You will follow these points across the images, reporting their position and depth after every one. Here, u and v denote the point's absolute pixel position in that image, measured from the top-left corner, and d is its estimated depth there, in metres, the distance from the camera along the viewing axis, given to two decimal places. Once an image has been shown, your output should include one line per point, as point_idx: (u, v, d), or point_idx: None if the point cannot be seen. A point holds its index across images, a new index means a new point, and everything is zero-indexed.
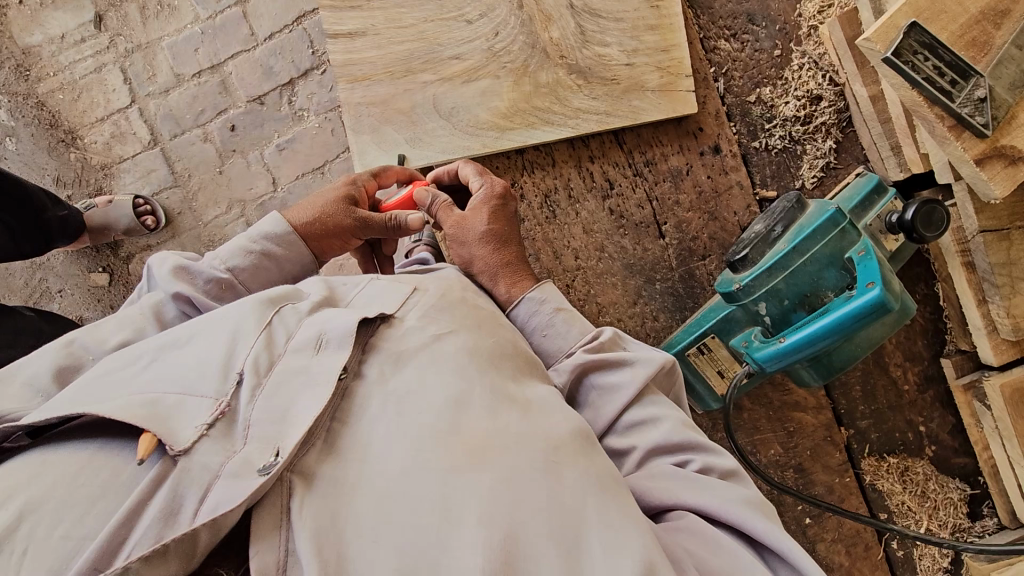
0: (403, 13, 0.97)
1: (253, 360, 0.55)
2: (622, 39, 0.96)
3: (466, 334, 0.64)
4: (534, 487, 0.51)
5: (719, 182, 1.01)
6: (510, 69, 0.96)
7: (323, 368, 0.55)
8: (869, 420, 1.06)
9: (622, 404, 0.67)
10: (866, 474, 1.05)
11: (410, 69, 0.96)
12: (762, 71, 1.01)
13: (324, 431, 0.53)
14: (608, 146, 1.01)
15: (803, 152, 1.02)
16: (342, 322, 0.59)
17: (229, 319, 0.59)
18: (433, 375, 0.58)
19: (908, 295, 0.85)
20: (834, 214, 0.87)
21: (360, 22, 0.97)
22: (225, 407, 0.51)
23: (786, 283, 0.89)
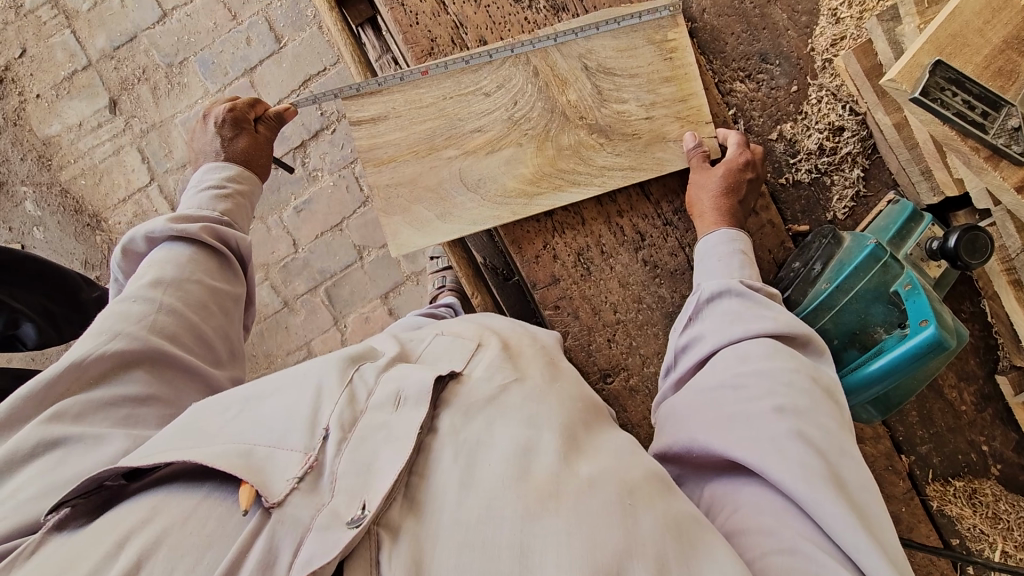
0: (421, 93, 0.98)
1: (337, 417, 0.60)
2: (639, 94, 0.97)
3: (529, 381, 0.70)
4: (606, 539, 0.53)
5: (750, 223, 1.00)
6: (531, 136, 0.97)
7: (403, 425, 0.60)
8: (929, 444, 1.04)
9: (744, 334, 0.76)
10: (933, 500, 1.03)
11: (433, 146, 0.98)
12: (781, 108, 1.01)
13: (404, 485, 0.58)
14: (635, 198, 1.01)
15: (831, 183, 1.01)
16: (413, 383, 0.65)
17: (313, 375, 0.66)
18: (501, 424, 0.63)
19: (961, 322, 0.84)
20: (874, 248, 0.88)
21: (381, 107, 0.98)
22: (313, 461, 0.57)
23: (833, 322, 0.89)
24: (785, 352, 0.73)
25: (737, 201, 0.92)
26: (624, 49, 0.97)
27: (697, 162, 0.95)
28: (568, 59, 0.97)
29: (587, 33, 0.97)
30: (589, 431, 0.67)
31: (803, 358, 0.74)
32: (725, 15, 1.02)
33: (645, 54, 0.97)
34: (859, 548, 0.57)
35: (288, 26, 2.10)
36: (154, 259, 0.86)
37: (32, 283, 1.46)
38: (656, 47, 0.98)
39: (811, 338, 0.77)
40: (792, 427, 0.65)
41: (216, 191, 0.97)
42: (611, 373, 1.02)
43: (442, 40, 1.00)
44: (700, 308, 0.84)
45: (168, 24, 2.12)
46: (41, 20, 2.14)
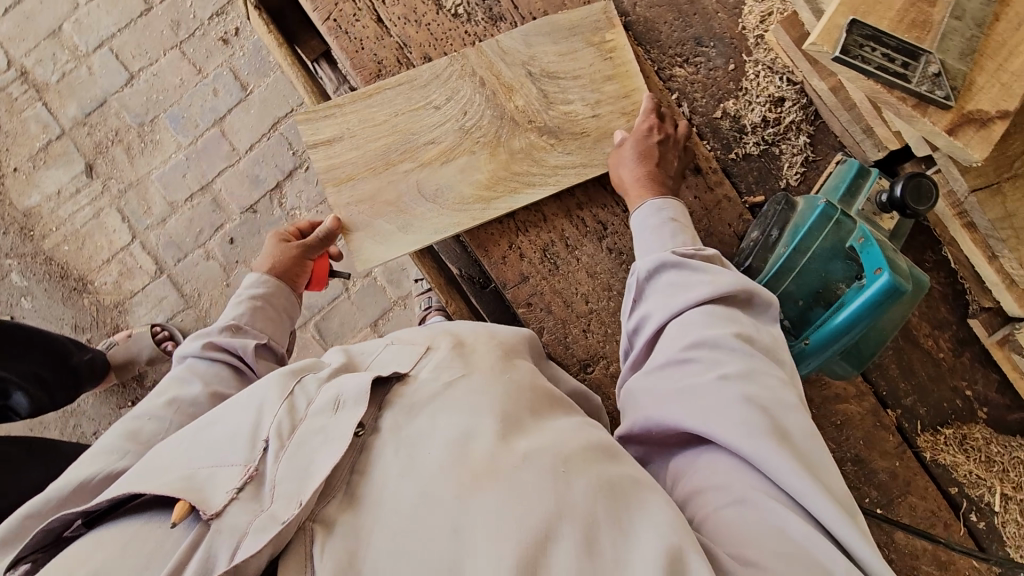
0: (374, 111, 1.01)
1: (276, 429, 0.68)
2: (584, 94, 1.00)
3: (472, 372, 0.77)
4: (535, 514, 0.59)
5: (707, 200, 1.03)
6: (483, 144, 1.00)
7: (339, 427, 0.68)
8: (914, 395, 1.04)
9: (684, 303, 0.77)
10: (925, 452, 1.04)
11: (389, 160, 1.01)
12: (722, 87, 1.05)
13: (345, 483, 0.65)
14: (593, 191, 1.04)
15: (780, 152, 1.04)
16: (351, 387, 0.73)
17: (256, 396, 0.74)
18: (441, 416, 0.70)
19: (919, 270, 0.87)
20: (825, 208, 0.90)
21: (337, 128, 1.02)
22: (253, 471, 0.64)
23: (796, 284, 0.91)
24: (724, 316, 0.75)
25: (659, 173, 0.95)
26: (565, 55, 1.01)
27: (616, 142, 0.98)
28: (512, 66, 1.00)
29: (527, 41, 1.01)
30: (535, 414, 0.74)
31: (743, 318, 0.75)
32: (656, 6, 1.06)
33: (586, 56, 1.01)
34: (805, 495, 0.59)
35: (252, 73, 2.16)
36: (176, 376, 0.91)
37: (27, 351, 1.47)
38: (596, 50, 1.01)
39: (750, 292, 0.77)
40: (733, 390, 0.66)
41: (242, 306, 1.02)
42: (590, 363, 1.03)
43: (388, 61, 1.03)
44: (644, 288, 0.86)
45: (135, 85, 2.17)
46: (12, 97, 2.20)
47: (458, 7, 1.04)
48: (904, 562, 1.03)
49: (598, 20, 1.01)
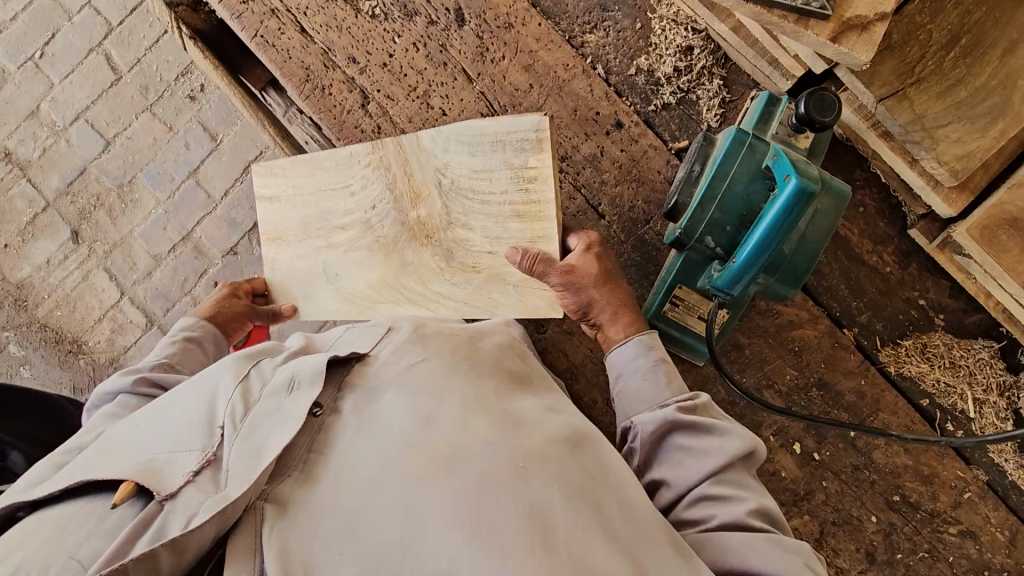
0: (302, 181, 1.08)
1: (231, 414, 0.72)
2: (485, 224, 0.97)
3: (437, 358, 0.81)
4: (498, 495, 0.62)
5: (633, 151, 1.07)
6: (380, 243, 1.05)
7: (294, 407, 0.71)
8: (868, 312, 1.05)
9: (700, 471, 0.75)
10: (889, 366, 1.04)
11: (307, 232, 1.09)
12: (633, 46, 1.09)
13: (302, 462, 0.68)
14: None
15: (697, 98, 1.08)
16: (306, 367, 0.76)
17: (212, 382, 0.78)
18: (406, 394, 0.74)
19: (839, 180, 0.92)
20: (737, 133, 0.92)
21: (272, 188, 1.10)
22: (211, 455, 0.67)
23: (721, 211, 0.92)
24: (736, 479, 0.75)
25: (584, 304, 0.95)
26: (481, 172, 0.96)
27: (545, 258, 0.94)
28: (425, 171, 1.00)
29: (446, 147, 0.98)
30: (502, 396, 0.77)
31: (749, 478, 0.76)
32: None
33: (500, 177, 0.95)
34: None
35: (220, 126, 2.26)
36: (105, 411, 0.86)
37: None
38: (513, 172, 0.94)
39: (756, 461, 0.78)
40: (766, 538, 0.68)
41: (172, 344, 1.01)
42: (544, 321, 1.08)
43: (315, 65, 1.09)
44: (647, 448, 0.82)
45: (111, 150, 2.28)
46: None
47: (374, 7, 1.09)
48: (887, 482, 1.01)
49: (524, 135, 0.93)
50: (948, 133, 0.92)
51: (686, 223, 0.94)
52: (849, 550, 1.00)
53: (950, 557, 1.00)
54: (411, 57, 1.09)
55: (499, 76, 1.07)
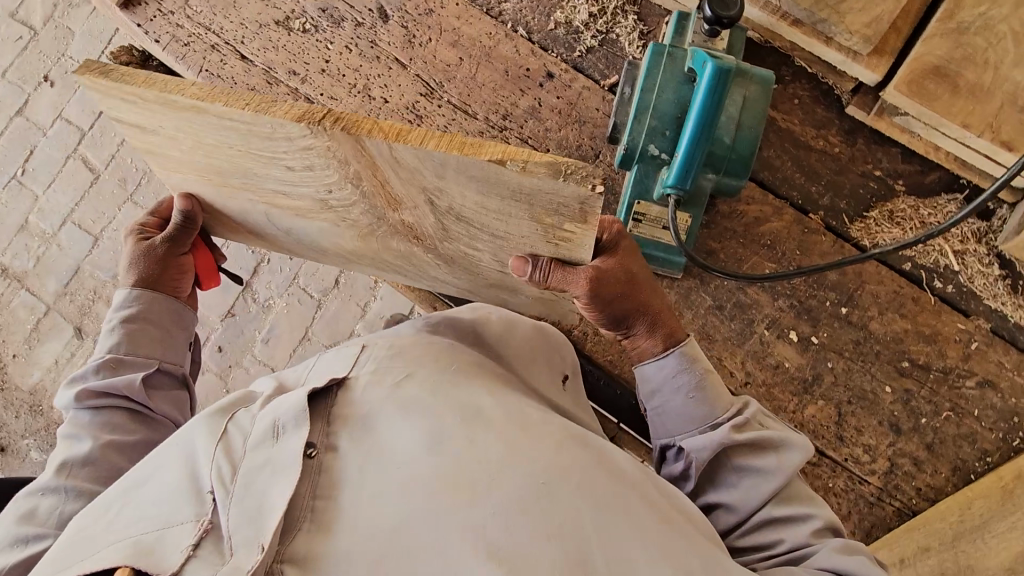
0: (181, 101, 0.67)
1: (218, 476, 0.62)
2: (495, 249, 0.84)
3: (426, 371, 0.74)
4: (533, 522, 0.61)
5: (569, 96, 1.12)
6: (353, 224, 0.88)
7: (285, 455, 0.63)
8: (829, 194, 1.07)
9: (760, 492, 0.79)
10: (863, 240, 1.04)
11: (228, 181, 0.86)
12: (547, 4, 1.15)
13: (309, 511, 0.60)
14: (467, 124, 1.12)
15: (618, 36, 1.14)
16: (286, 406, 0.67)
17: (186, 442, 0.67)
18: (403, 416, 0.67)
19: (760, 68, 0.96)
20: (655, 47, 0.98)
21: (153, 120, 0.74)
22: (207, 523, 0.58)
23: (657, 119, 0.96)
24: (794, 494, 0.80)
25: (615, 313, 0.88)
26: (495, 210, 0.71)
27: (574, 277, 0.81)
28: (409, 184, 0.70)
29: (445, 174, 0.66)
30: (504, 406, 0.72)
31: (806, 490, 0.81)
32: None
33: (521, 224, 0.73)
34: None
35: None
36: (67, 436, 0.90)
37: None
38: (543, 228, 0.73)
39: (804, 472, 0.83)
40: (835, 548, 0.73)
41: (111, 329, 0.95)
42: None
43: (260, 85, 1.16)
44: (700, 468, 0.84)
45: (100, 245, 2.36)
46: None
47: (305, 24, 1.17)
48: (892, 350, 1.00)
49: (563, 202, 0.64)
50: (852, 5, 0.96)
51: (630, 141, 0.98)
52: (873, 425, 0.98)
53: (975, 411, 0.98)
54: (346, 59, 1.16)
55: (430, 57, 1.14)
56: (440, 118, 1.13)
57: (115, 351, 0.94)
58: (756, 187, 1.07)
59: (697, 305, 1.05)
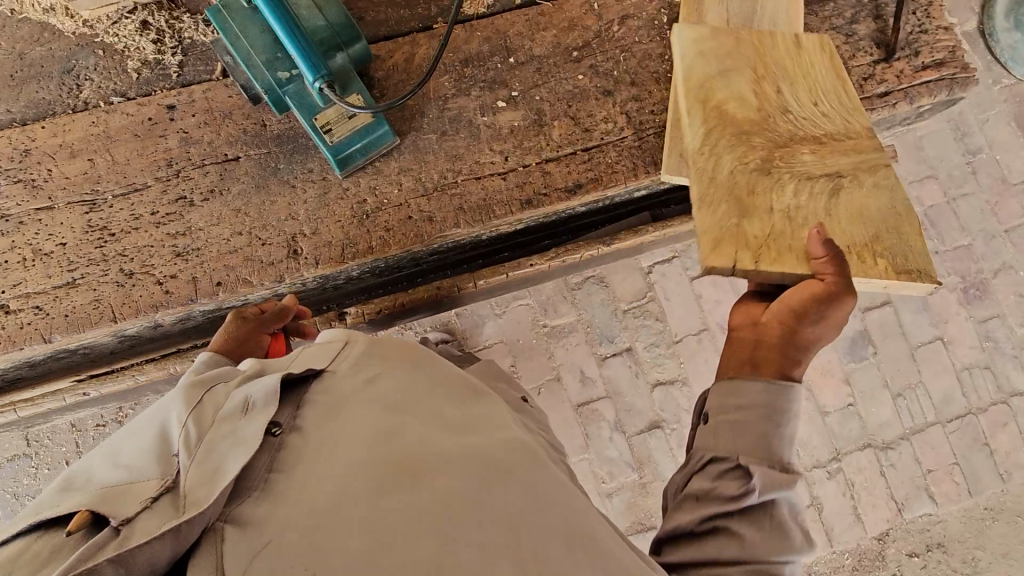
0: (812, 99, 1.09)
1: (186, 438, 0.70)
2: (807, 194, 0.98)
3: (393, 372, 0.88)
4: (468, 507, 0.69)
5: (200, 107, 1.15)
6: (766, 149, 1.01)
7: (246, 429, 0.72)
8: (432, 3, 1.22)
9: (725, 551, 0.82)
10: (478, 8, 1.22)
11: (759, 128, 1.03)
12: (115, 64, 1.16)
13: (262, 481, 0.70)
14: (146, 195, 1.11)
15: (189, 36, 1.17)
16: (262, 387, 0.78)
17: (160, 416, 0.75)
18: (370, 409, 0.80)
19: None
20: (212, 8, 1.04)
21: (821, 94, 1.10)
22: (170, 481, 0.65)
23: (264, 53, 1.04)
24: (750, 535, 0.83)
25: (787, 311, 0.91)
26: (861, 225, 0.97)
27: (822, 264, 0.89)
28: (811, 165, 1.01)
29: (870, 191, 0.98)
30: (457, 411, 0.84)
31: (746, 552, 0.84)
32: (17, 92, 1.14)
33: (796, 195, 0.97)
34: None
35: None
36: None
37: None
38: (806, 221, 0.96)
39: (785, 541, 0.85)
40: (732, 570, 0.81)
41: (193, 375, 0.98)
42: (295, 247, 1.10)
43: None
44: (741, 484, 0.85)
45: None
46: None
47: None
48: (561, 52, 1.20)
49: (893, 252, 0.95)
50: None
51: (262, 83, 1.05)
52: (596, 104, 1.18)
53: (635, 39, 1.22)
54: None
55: (64, 180, 1.10)
56: (121, 212, 1.10)
57: None
58: (385, 42, 1.20)
59: (430, 145, 1.15)
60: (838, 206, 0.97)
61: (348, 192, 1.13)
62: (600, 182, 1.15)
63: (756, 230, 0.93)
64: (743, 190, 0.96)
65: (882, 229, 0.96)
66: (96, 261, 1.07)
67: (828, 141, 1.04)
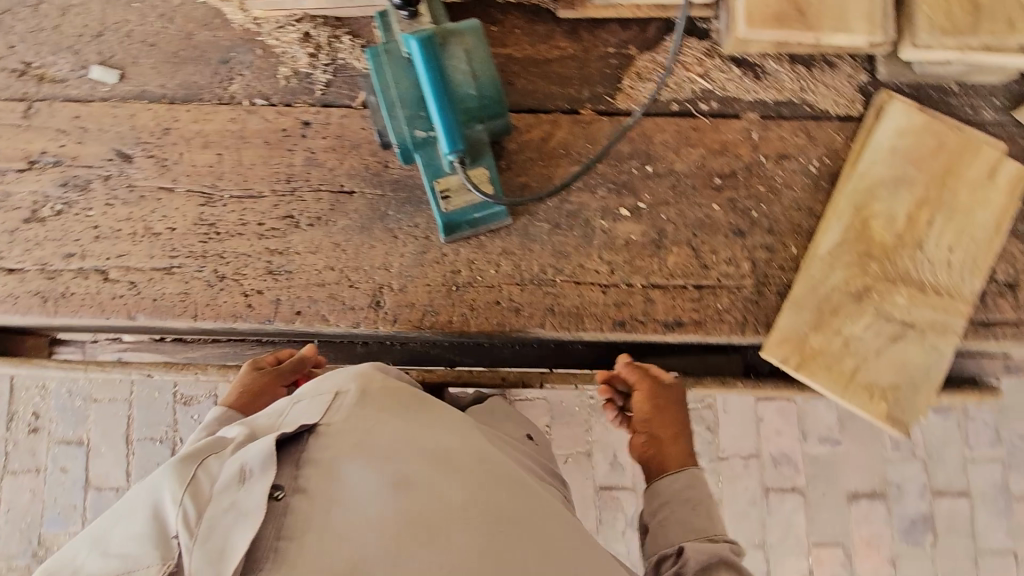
0: (970, 231, 1.04)
1: (184, 520, 0.71)
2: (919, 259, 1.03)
3: (391, 419, 0.84)
4: (479, 556, 0.71)
5: (332, 131, 1.15)
6: (875, 268, 1.03)
7: (250, 498, 0.71)
8: (585, 87, 1.17)
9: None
10: (631, 105, 1.16)
11: (881, 258, 1.03)
12: (268, 67, 1.18)
13: (272, 549, 0.69)
14: (258, 204, 1.12)
15: (343, 58, 1.18)
16: (255, 453, 0.75)
17: (151, 492, 0.75)
18: (373, 462, 0.77)
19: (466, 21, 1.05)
20: (372, 49, 1.03)
21: (980, 231, 1.04)
22: (173, 566, 0.69)
23: (408, 108, 1.02)
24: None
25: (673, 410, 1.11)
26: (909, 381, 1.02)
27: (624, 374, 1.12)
28: (925, 271, 1.03)
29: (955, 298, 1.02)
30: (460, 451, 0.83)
31: None
32: (175, 70, 1.18)
33: (871, 331, 1.02)
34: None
35: (74, 430, 2.07)
36: None
37: None
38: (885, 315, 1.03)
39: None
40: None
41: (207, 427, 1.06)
42: (379, 298, 1.09)
43: (42, 285, 1.10)
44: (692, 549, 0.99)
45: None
46: None
47: (55, 206, 1.13)
48: (702, 175, 1.13)
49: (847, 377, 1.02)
50: None
51: (397, 137, 1.04)
52: (722, 241, 1.10)
53: (787, 182, 1.12)
54: (113, 213, 1.12)
55: (190, 169, 1.14)
56: (232, 214, 1.12)
57: None
58: (527, 114, 1.16)
59: (539, 234, 1.11)
60: (888, 352, 1.02)
61: (446, 258, 1.10)
62: (702, 326, 1.07)
63: (824, 342, 1.03)
64: (825, 306, 1.03)
65: (904, 380, 1.02)
66: (195, 254, 1.10)
67: (934, 293, 1.02)
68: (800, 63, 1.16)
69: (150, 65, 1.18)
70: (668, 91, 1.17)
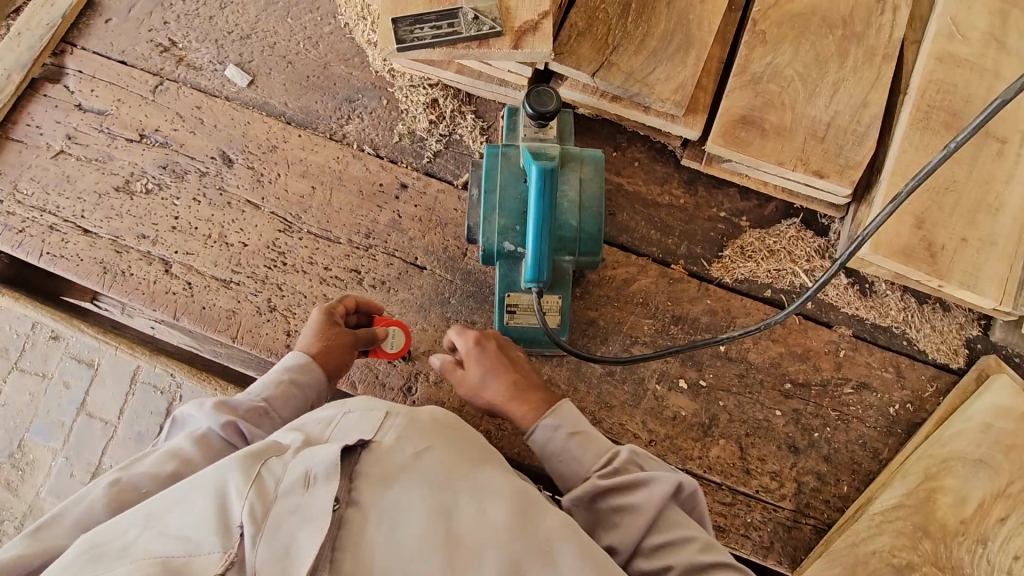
0: None
1: (248, 511, 0.59)
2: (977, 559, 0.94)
3: (439, 443, 0.73)
4: None
5: (426, 202, 1.14)
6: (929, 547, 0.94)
7: (314, 503, 0.60)
8: (684, 242, 1.13)
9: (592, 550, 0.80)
10: (724, 277, 1.11)
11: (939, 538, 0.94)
12: (388, 119, 1.19)
13: (328, 560, 0.59)
14: (331, 249, 1.12)
15: (460, 135, 1.17)
16: (324, 456, 0.64)
17: (214, 478, 0.63)
18: (418, 483, 0.67)
19: (591, 150, 1.04)
20: (491, 148, 1.03)
21: None
22: (234, 556, 0.56)
23: (505, 216, 0.99)
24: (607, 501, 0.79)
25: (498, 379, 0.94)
26: None
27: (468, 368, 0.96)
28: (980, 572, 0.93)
29: None
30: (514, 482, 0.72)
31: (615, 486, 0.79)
32: (302, 93, 1.20)
33: None
34: None
35: None
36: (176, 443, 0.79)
37: None
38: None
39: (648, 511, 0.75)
40: None
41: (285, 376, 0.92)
42: (412, 384, 1.06)
43: (108, 256, 1.11)
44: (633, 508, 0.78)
45: None
46: None
47: (146, 184, 1.15)
48: (773, 375, 1.06)
49: None
50: (658, 76, 1.05)
51: (485, 241, 1.00)
52: (773, 451, 1.03)
53: (859, 413, 1.05)
54: (196, 210, 1.13)
55: (282, 192, 1.14)
56: (304, 249, 1.12)
57: (268, 401, 0.88)
58: (618, 251, 1.13)
59: (589, 376, 1.06)
60: None
61: None
62: (724, 534, 1.00)
63: None
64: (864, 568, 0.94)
65: None
66: (256, 276, 1.10)
67: None
68: (914, 295, 1.09)
69: (280, 81, 1.20)
70: (767, 275, 1.11)
